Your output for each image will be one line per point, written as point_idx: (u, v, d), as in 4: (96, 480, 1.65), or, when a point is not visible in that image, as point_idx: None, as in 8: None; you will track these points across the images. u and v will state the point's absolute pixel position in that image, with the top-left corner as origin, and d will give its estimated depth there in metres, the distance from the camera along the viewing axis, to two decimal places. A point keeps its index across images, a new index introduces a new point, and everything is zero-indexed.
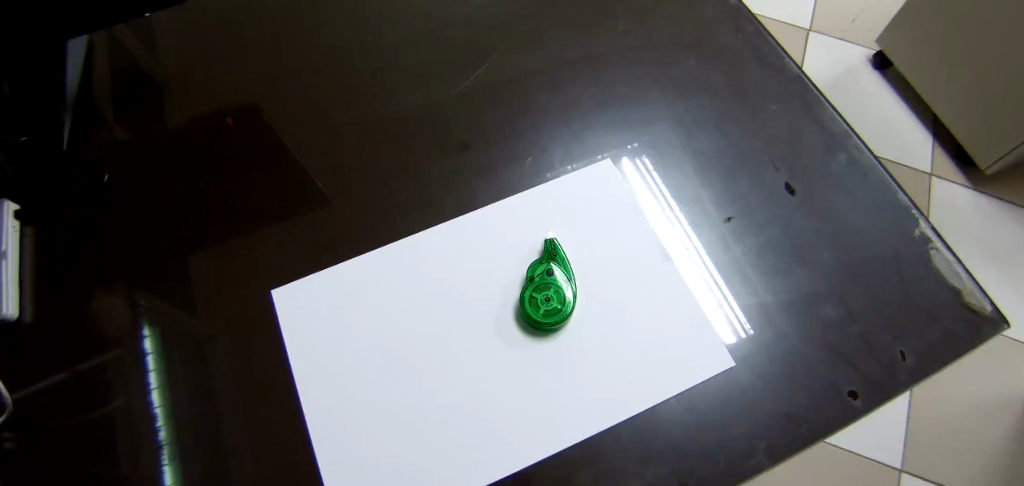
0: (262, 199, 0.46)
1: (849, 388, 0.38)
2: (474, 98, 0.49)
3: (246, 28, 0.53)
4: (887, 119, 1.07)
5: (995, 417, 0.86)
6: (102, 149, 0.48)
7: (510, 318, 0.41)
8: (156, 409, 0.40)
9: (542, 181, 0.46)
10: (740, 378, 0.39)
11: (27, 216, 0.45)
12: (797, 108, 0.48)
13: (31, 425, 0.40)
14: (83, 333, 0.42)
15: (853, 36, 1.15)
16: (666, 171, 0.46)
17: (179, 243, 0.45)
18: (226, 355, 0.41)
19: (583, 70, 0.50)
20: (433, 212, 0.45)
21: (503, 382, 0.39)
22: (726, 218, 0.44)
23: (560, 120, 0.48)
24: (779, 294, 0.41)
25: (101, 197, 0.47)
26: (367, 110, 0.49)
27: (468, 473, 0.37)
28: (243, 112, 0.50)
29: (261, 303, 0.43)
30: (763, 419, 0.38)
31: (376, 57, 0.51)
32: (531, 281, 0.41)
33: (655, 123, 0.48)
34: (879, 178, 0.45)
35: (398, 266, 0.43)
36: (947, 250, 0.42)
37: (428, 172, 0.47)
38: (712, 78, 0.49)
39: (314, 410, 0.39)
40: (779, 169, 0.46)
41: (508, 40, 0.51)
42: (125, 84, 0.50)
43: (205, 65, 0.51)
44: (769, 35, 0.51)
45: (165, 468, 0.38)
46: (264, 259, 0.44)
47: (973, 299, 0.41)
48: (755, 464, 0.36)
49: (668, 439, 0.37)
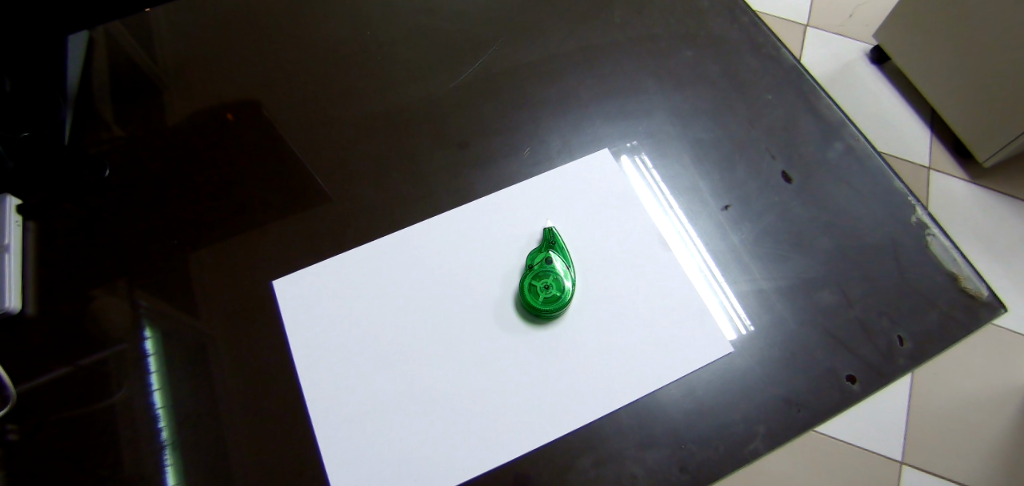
0: (264, 193, 0.47)
1: (848, 373, 0.38)
2: (471, 91, 0.49)
3: (244, 24, 0.53)
4: (884, 113, 1.07)
5: (995, 408, 0.86)
6: (102, 146, 0.48)
7: (510, 307, 0.41)
8: (158, 410, 0.40)
9: (540, 172, 0.46)
10: (738, 365, 0.39)
11: (29, 210, 0.46)
12: (792, 97, 0.48)
13: (32, 418, 0.40)
14: (85, 330, 0.42)
15: (851, 31, 1.15)
16: (663, 161, 0.46)
17: (181, 238, 0.45)
18: (227, 350, 0.41)
19: (581, 61, 0.50)
20: (433, 204, 0.45)
21: (503, 370, 0.39)
22: (723, 207, 0.44)
23: (558, 113, 0.48)
24: (776, 280, 0.42)
25: (102, 193, 0.47)
26: (366, 103, 0.49)
27: (470, 460, 0.37)
28: (243, 108, 0.50)
29: (263, 297, 0.43)
30: (761, 406, 0.38)
31: (374, 51, 0.52)
32: (531, 270, 0.41)
33: (653, 115, 0.48)
34: (877, 166, 0.45)
35: (397, 258, 0.43)
36: (944, 236, 0.43)
37: (427, 164, 0.47)
38: (708, 68, 0.49)
39: (316, 399, 0.39)
40: (776, 158, 0.46)
41: (505, 32, 0.51)
42: (124, 81, 0.51)
43: (204, 62, 0.52)
44: (765, 26, 0.51)
45: (169, 468, 0.39)
46: (264, 254, 0.44)
47: (970, 284, 0.41)
48: (754, 449, 0.37)
49: (668, 424, 0.37)
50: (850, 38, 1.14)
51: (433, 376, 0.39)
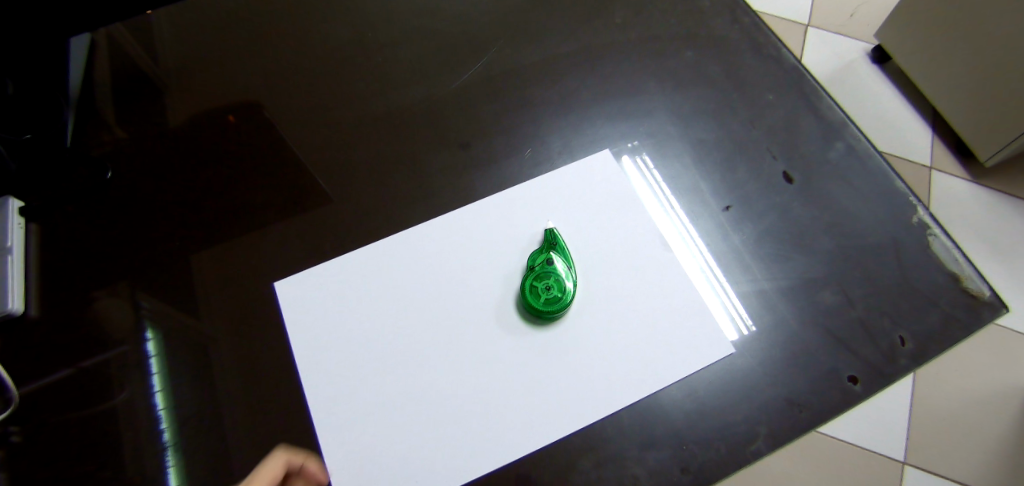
0: (265, 194, 0.47)
1: (849, 373, 0.38)
2: (472, 92, 0.49)
3: (245, 26, 0.54)
4: (885, 113, 1.07)
5: (997, 408, 0.86)
6: (104, 147, 0.49)
7: (511, 308, 0.41)
8: (161, 411, 0.40)
9: (541, 173, 0.46)
10: (739, 366, 0.39)
11: (32, 212, 0.46)
12: (794, 97, 0.48)
13: (34, 419, 0.40)
14: (87, 331, 0.43)
15: (852, 31, 1.15)
16: (664, 162, 0.46)
17: (183, 239, 0.45)
18: (229, 352, 0.41)
19: (582, 62, 0.51)
20: (434, 205, 0.45)
21: (504, 371, 0.39)
22: (724, 207, 0.44)
23: (559, 113, 0.48)
24: (778, 280, 0.42)
25: (104, 195, 0.47)
26: (367, 104, 0.50)
27: (471, 461, 0.37)
28: (244, 109, 0.50)
29: (264, 298, 0.43)
30: (762, 406, 0.38)
31: (375, 52, 0.52)
32: (532, 271, 0.41)
33: (653, 115, 0.48)
34: (878, 166, 0.45)
35: (398, 259, 0.44)
36: (946, 236, 0.43)
37: (428, 165, 0.47)
38: (709, 69, 0.49)
39: (318, 401, 0.40)
40: (777, 158, 0.46)
41: (505, 33, 0.52)
42: (125, 83, 0.51)
43: (205, 63, 0.52)
44: (766, 26, 0.51)
45: (172, 469, 0.39)
46: (265, 255, 0.44)
47: (972, 284, 0.41)
48: (755, 450, 0.37)
49: (668, 425, 0.37)
50: (851, 38, 1.14)
51: (434, 377, 0.39)
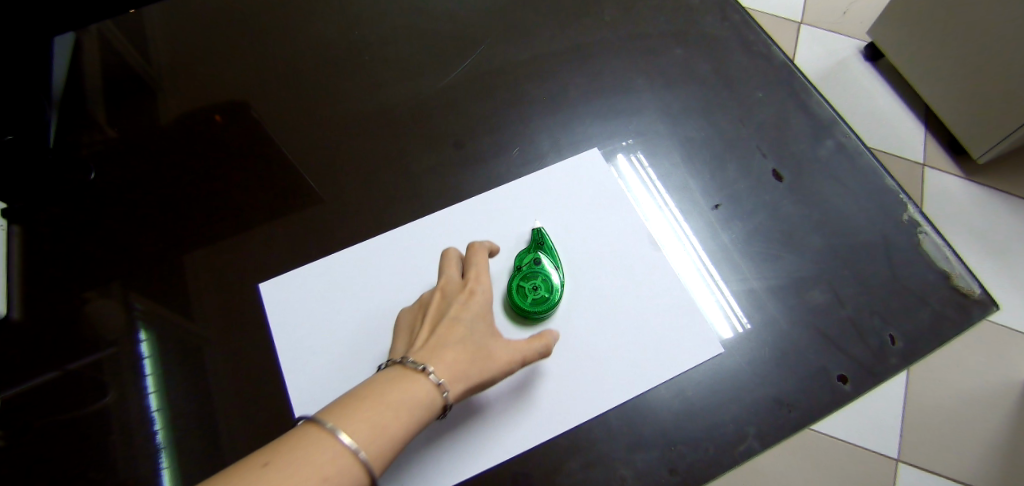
0: (252, 194, 0.46)
1: (839, 372, 0.38)
2: (460, 91, 0.49)
3: (231, 25, 0.53)
4: (878, 110, 1.07)
5: (990, 405, 0.86)
6: (95, 146, 0.48)
7: (499, 309, 0.41)
8: (155, 413, 0.40)
9: (529, 171, 0.46)
10: (730, 365, 0.39)
11: (15, 214, 0.46)
12: (783, 94, 0.48)
13: (18, 423, 0.40)
14: (71, 333, 0.42)
15: (844, 29, 1.15)
16: (654, 160, 0.46)
17: (168, 240, 0.45)
18: (219, 353, 0.41)
19: (571, 60, 0.50)
20: (422, 205, 0.45)
21: None
22: (714, 205, 0.44)
23: (548, 112, 0.48)
24: (767, 279, 0.41)
25: (88, 196, 0.46)
26: (354, 103, 0.49)
27: (458, 463, 0.37)
28: (230, 108, 0.50)
29: (251, 299, 0.42)
30: (751, 405, 0.38)
31: (362, 51, 0.51)
32: (520, 271, 0.41)
33: (643, 114, 0.48)
34: (868, 163, 0.45)
35: (386, 259, 0.43)
36: (936, 234, 0.42)
37: (416, 165, 0.46)
38: (699, 66, 0.49)
39: (304, 403, 0.39)
40: (766, 156, 0.46)
41: (494, 31, 0.51)
42: (112, 82, 0.50)
43: (192, 62, 0.51)
44: (755, 23, 0.51)
45: (165, 471, 0.38)
46: (252, 256, 0.44)
47: (962, 282, 0.41)
48: (745, 449, 0.36)
49: (657, 425, 0.37)
50: (843, 36, 1.14)
51: None
